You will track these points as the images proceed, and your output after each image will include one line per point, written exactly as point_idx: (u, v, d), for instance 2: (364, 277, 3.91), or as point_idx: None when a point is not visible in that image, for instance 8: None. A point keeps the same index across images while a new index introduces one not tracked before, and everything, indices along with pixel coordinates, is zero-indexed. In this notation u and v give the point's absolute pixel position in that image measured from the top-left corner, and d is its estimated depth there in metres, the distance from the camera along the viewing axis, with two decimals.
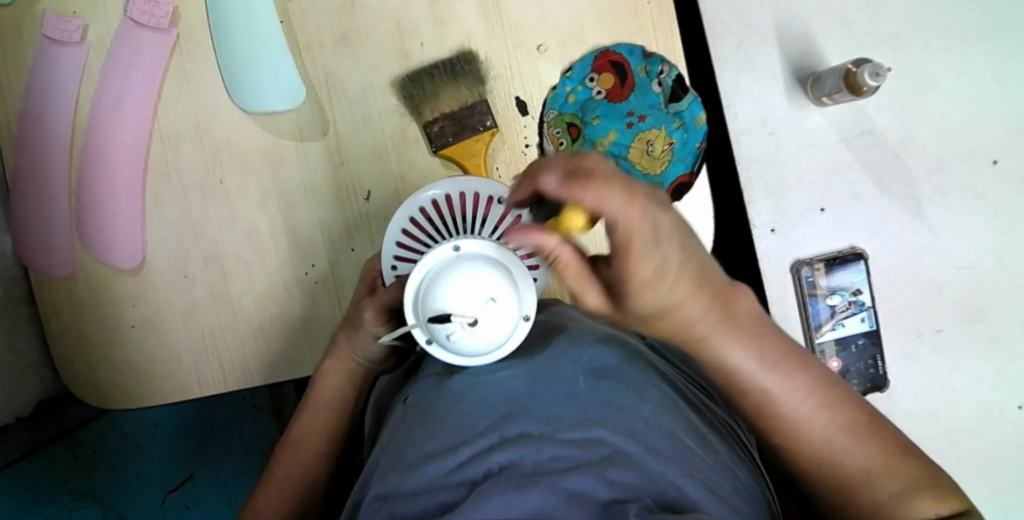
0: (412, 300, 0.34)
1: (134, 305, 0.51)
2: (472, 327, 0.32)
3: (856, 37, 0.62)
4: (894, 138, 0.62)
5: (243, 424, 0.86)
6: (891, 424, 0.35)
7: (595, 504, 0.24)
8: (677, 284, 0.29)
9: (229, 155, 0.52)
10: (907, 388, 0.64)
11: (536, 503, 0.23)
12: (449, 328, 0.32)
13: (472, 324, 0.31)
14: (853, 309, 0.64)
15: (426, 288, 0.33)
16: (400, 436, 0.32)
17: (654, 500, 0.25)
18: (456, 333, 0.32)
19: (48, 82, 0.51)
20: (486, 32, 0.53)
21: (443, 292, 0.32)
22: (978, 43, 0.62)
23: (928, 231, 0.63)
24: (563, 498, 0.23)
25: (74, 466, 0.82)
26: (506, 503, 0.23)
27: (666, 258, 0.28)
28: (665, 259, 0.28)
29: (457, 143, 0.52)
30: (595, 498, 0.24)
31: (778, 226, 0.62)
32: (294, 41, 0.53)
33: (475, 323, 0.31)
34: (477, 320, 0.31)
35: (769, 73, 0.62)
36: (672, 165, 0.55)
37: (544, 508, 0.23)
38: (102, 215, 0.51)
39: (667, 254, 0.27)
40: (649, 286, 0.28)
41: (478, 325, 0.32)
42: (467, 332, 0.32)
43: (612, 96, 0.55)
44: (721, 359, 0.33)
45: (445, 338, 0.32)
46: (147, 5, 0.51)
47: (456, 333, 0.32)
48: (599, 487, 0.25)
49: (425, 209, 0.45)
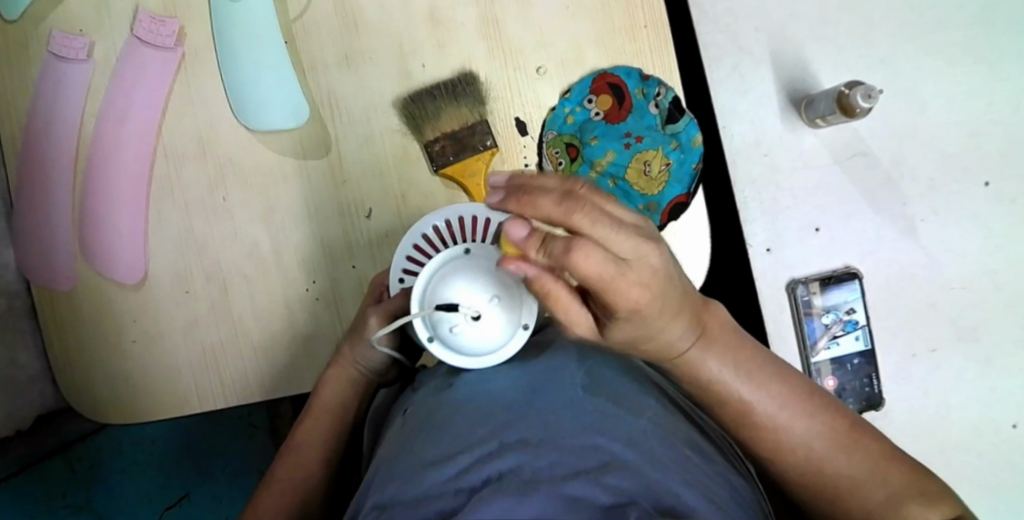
0: (420, 295, 0.38)
1: (136, 320, 0.51)
2: (474, 321, 0.35)
3: (849, 60, 0.63)
4: (887, 159, 0.63)
5: (240, 442, 0.86)
6: (885, 444, 0.36)
7: (595, 508, 0.23)
8: (664, 308, 0.28)
9: (232, 173, 0.52)
10: (901, 406, 0.64)
11: (536, 508, 0.23)
12: (454, 320, 0.35)
13: (474, 318, 0.35)
14: (846, 328, 0.64)
15: (434, 285, 0.37)
16: (399, 447, 0.31)
17: (654, 503, 0.25)
18: (459, 326, 0.35)
19: (55, 99, 0.52)
20: (486, 54, 0.54)
21: (450, 287, 0.36)
22: (970, 67, 0.64)
23: (922, 251, 0.63)
24: (562, 503, 0.23)
25: (71, 480, 0.81)
26: (506, 507, 0.23)
27: (656, 289, 0.27)
28: (654, 290, 0.27)
29: (457, 162, 0.53)
30: (595, 503, 0.23)
31: (774, 245, 0.63)
32: (297, 61, 0.53)
33: (477, 317, 0.35)
34: (479, 316, 0.35)
35: (764, 94, 0.63)
36: (669, 186, 0.55)
37: (545, 512, 0.22)
38: (105, 231, 0.52)
39: (655, 286, 0.27)
40: (639, 314, 0.27)
41: (480, 319, 0.35)
42: (469, 325, 0.35)
43: (610, 117, 0.55)
44: (707, 374, 0.34)
45: (448, 331, 0.35)
46: (153, 25, 0.52)
47: (459, 326, 0.35)
48: (599, 493, 0.24)
49: (438, 227, 0.46)
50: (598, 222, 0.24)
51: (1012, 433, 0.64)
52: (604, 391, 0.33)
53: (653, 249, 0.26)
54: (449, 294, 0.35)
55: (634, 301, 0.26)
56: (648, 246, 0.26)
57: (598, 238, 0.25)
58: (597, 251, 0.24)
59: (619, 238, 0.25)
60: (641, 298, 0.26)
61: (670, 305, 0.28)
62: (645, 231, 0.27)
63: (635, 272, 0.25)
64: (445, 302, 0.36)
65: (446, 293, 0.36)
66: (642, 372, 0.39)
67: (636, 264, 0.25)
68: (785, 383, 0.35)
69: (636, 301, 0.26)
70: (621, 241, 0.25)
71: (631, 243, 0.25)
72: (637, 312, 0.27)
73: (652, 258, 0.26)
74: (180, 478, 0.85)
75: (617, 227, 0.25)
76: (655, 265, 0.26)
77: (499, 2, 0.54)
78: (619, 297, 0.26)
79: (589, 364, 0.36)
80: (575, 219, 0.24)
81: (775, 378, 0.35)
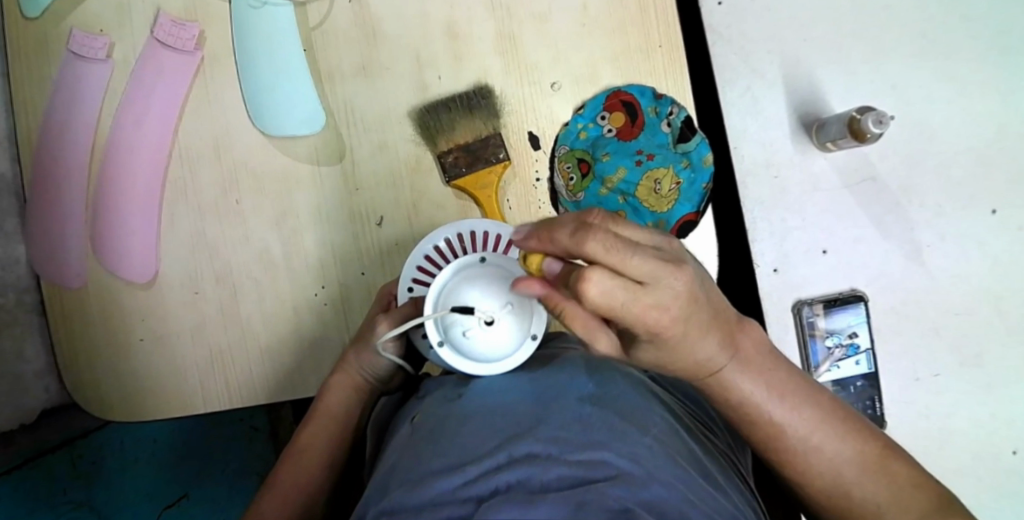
0: (435, 299, 0.38)
1: (143, 320, 0.52)
2: (487, 326, 0.36)
3: (860, 85, 0.64)
4: (895, 185, 0.64)
5: (241, 445, 0.88)
6: (897, 469, 0.35)
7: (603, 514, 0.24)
8: (688, 328, 0.29)
9: (246, 178, 0.53)
10: (904, 431, 0.64)
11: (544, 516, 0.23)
12: (467, 324, 0.36)
13: (487, 323, 0.36)
14: (848, 352, 0.64)
15: (450, 289, 0.37)
16: (407, 454, 0.31)
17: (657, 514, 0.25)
18: (472, 330, 0.36)
19: (74, 97, 0.53)
20: (502, 69, 0.55)
21: (465, 291, 0.36)
22: (980, 96, 0.64)
23: (928, 276, 0.64)
24: (570, 511, 0.24)
25: (73, 475, 0.80)
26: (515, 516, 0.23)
27: (678, 312, 0.27)
28: (675, 312, 0.27)
29: (470, 174, 0.53)
30: (602, 509, 0.24)
31: (781, 265, 0.63)
32: (316, 69, 0.54)
33: (491, 323, 0.36)
34: (493, 321, 0.36)
35: (773, 116, 0.64)
36: (678, 205, 0.56)
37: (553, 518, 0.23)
38: (117, 231, 0.52)
39: (677, 309, 0.27)
40: (661, 334, 0.28)
41: (493, 324, 0.36)
42: (482, 330, 0.36)
43: (622, 134, 0.56)
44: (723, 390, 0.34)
45: (460, 335, 0.36)
46: (173, 28, 0.53)
47: (471, 329, 0.36)
48: (605, 499, 0.25)
49: (450, 239, 0.47)
50: (612, 248, 0.25)
51: (1012, 460, 0.64)
52: (611, 404, 0.33)
53: (675, 272, 0.26)
54: (465, 297, 0.36)
55: (653, 323, 0.27)
56: (669, 268, 0.26)
57: (612, 264, 0.25)
58: (599, 285, 0.25)
59: (637, 261, 0.25)
60: (660, 320, 0.27)
61: (694, 322, 0.29)
62: (665, 254, 0.27)
63: (651, 296, 0.26)
64: (459, 305, 0.36)
65: (461, 297, 0.36)
66: (651, 389, 0.38)
67: (654, 288, 0.26)
68: (802, 397, 0.35)
69: (655, 323, 0.27)
70: (635, 265, 0.25)
71: (646, 267, 0.26)
72: (657, 332, 0.28)
73: (674, 283, 0.26)
74: (181, 479, 0.86)
75: (632, 251, 0.25)
76: (677, 287, 0.26)
77: (516, 18, 0.55)
78: (637, 320, 0.26)
79: (600, 377, 0.36)
80: (587, 247, 0.25)
81: (792, 395, 0.35)
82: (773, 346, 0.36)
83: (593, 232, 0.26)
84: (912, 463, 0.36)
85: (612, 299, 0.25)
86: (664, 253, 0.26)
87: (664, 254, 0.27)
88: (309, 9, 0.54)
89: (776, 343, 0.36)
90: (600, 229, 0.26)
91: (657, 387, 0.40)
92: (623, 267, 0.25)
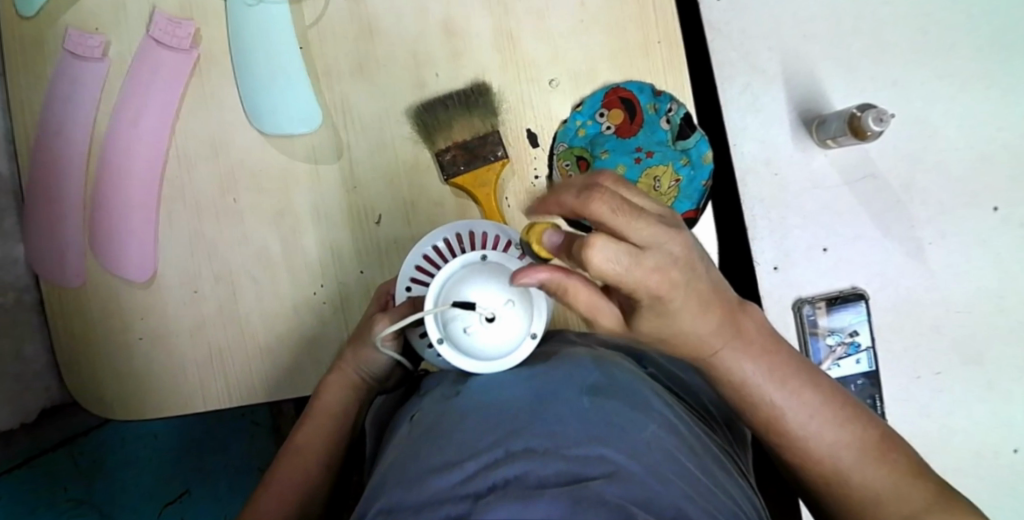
0: (436, 294, 0.38)
1: (143, 319, 0.52)
2: (488, 323, 0.35)
3: (862, 82, 0.64)
4: (895, 182, 0.63)
5: (242, 439, 0.88)
6: (901, 465, 0.35)
7: (599, 510, 0.24)
8: (687, 297, 0.29)
9: (243, 176, 0.53)
10: (905, 427, 0.64)
11: (541, 514, 0.23)
12: (468, 320, 0.35)
13: (488, 320, 0.35)
14: (849, 350, 0.64)
15: (452, 284, 0.37)
16: (406, 452, 0.31)
17: (654, 512, 0.25)
18: (473, 327, 0.35)
19: (72, 96, 0.52)
20: (499, 64, 0.54)
21: (467, 287, 0.36)
22: (983, 93, 0.64)
23: (929, 273, 0.63)
24: (567, 506, 0.23)
25: (74, 472, 0.81)
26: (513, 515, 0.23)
27: (678, 277, 0.27)
28: (675, 277, 0.27)
29: (468, 172, 0.53)
30: (598, 504, 0.24)
31: (781, 264, 0.63)
32: (312, 66, 0.54)
33: (492, 319, 0.35)
34: (494, 317, 0.36)
35: (775, 113, 0.64)
36: (678, 201, 0.56)
37: (551, 515, 0.23)
38: (115, 230, 0.52)
39: (676, 273, 0.27)
40: (661, 300, 0.28)
41: (494, 321, 0.35)
42: (483, 326, 0.35)
43: (621, 131, 0.56)
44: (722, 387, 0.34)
45: (461, 331, 0.36)
46: (170, 27, 0.53)
47: (472, 326, 0.35)
48: (602, 496, 0.24)
49: (448, 239, 0.46)
50: (618, 211, 0.26)
51: (1013, 457, 0.64)
52: (608, 397, 0.33)
53: (672, 237, 0.27)
54: (466, 293, 0.36)
55: (655, 287, 0.27)
56: (668, 233, 0.27)
57: (614, 227, 0.26)
58: (608, 245, 0.25)
59: (637, 225, 0.26)
60: (661, 285, 0.27)
61: (691, 302, 0.29)
62: (664, 220, 0.28)
63: (654, 258, 0.26)
64: (460, 301, 0.36)
65: (463, 293, 0.36)
66: (649, 385, 0.38)
67: (654, 250, 0.26)
68: (799, 389, 0.35)
69: (656, 288, 0.27)
70: (638, 229, 0.26)
71: (648, 231, 0.26)
72: (660, 299, 0.28)
73: (671, 245, 0.27)
74: (183, 476, 0.86)
75: (635, 215, 0.26)
76: (675, 251, 0.27)
77: (514, 14, 0.54)
78: (641, 284, 0.26)
79: (600, 373, 0.36)
80: (592, 209, 0.26)
81: (788, 387, 0.35)
82: (768, 338, 0.36)
83: (599, 193, 0.26)
84: (911, 459, 0.36)
85: (618, 261, 0.25)
86: (660, 220, 0.27)
87: (662, 220, 0.28)
88: (305, 6, 0.54)
89: (771, 341, 0.36)
90: (608, 192, 0.26)
91: (656, 384, 0.40)
92: (627, 231, 0.26)
